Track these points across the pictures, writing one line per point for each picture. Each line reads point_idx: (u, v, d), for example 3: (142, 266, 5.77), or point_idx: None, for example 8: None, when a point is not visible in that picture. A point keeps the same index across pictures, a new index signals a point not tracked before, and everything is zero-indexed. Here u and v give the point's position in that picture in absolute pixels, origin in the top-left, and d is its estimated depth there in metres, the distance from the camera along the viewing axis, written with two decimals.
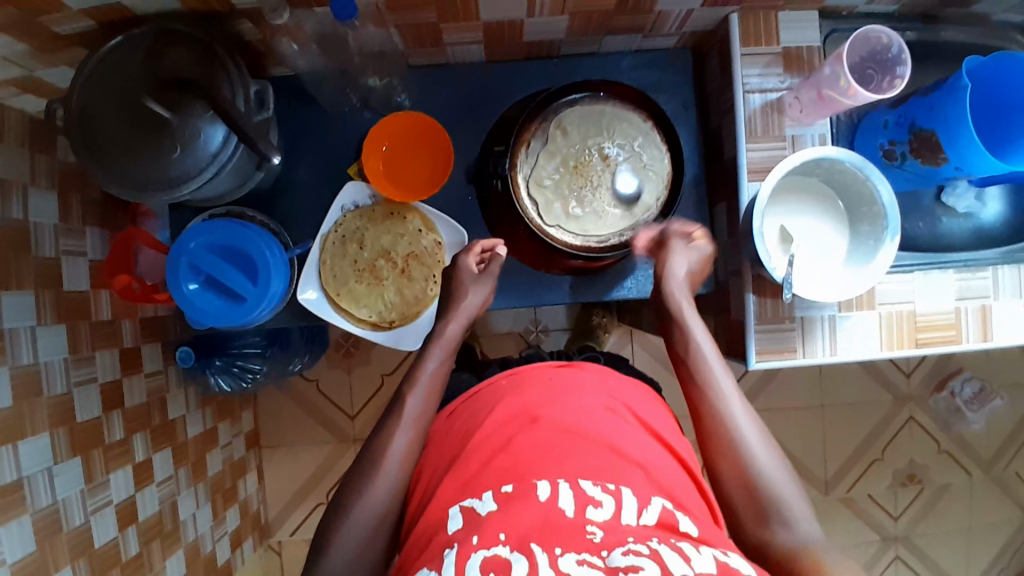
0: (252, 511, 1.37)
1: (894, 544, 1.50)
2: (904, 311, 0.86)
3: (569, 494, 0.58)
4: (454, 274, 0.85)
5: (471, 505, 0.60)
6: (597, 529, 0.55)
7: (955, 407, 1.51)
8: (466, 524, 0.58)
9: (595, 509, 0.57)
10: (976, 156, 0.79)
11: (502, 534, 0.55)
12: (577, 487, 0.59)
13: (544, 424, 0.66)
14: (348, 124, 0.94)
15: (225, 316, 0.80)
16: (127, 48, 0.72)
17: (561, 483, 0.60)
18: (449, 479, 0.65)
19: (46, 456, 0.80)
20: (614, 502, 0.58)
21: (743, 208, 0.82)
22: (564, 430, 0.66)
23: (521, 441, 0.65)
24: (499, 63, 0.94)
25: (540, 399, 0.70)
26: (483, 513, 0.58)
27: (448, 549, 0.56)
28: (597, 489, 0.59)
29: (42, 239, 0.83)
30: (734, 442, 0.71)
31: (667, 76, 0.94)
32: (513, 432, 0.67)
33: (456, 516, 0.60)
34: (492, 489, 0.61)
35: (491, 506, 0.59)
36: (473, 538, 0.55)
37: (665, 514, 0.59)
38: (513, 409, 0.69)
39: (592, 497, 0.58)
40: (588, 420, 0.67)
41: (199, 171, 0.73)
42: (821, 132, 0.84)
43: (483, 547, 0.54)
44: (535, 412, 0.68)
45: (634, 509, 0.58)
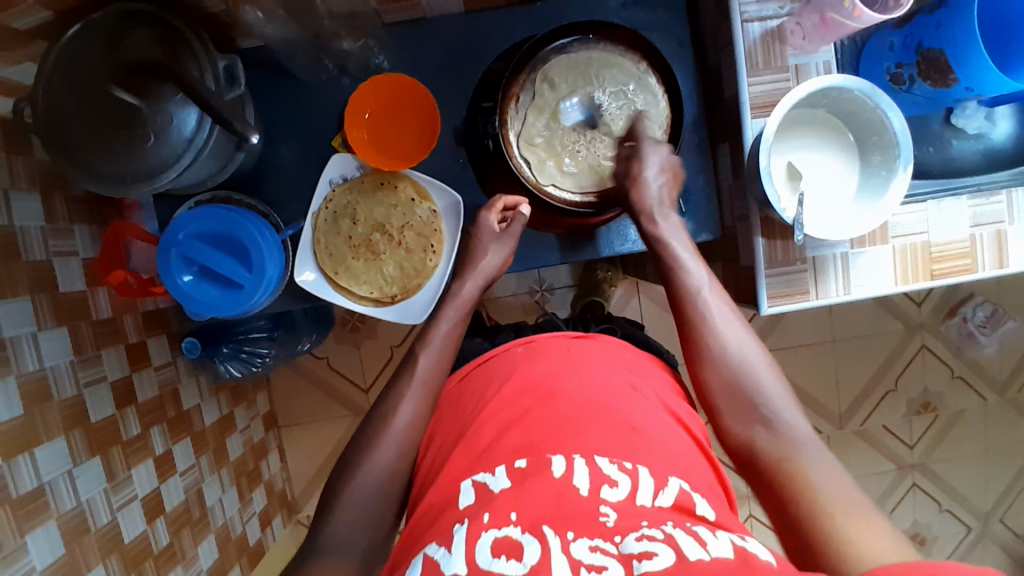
0: (278, 490, 1.39)
1: (911, 471, 1.52)
2: (918, 242, 0.83)
3: (585, 472, 0.58)
4: (474, 232, 0.85)
5: (484, 480, 0.59)
6: (610, 512, 0.54)
7: (967, 332, 1.49)
8: (477, 499, 0.58)
9: (610, 489, 0.56)
10: (987, 75, 0.75)
11: (514, 515, 0.54)
12: (592, 464, 0.59)
13: (561, 399, 0.66)
14: (328, 93, 0.89)
15: (223, 306, 0.79)
16: (85, 35, 0.68)
17: (576, 459, 0.59)
18: (461, 455, 0.64)
19: (65, 460, 0.80)
20: (630, 483, 0.57)
21: (748, 148, 0.79)
22: (582, 405, 0.65)
23: (536, 416, 0.64)
24: (480, 13, 0.88)
25: (554, 376, 0.69)
26: (495, 491, 0.58)
27: (457, 525, 0.55)
28: (614, 468, 0.58)
29: (31, 243, 0.81)
30: (737, 386, 0.69)
31: (658, 13, 0.89)
32: (527, 406, 0.66)
33: (468, 491, 0.59)
34: (505, 465, 0.60)
35: (504, 484, 0.58)
36: (484, 515, 0.55)
37: (682, 496, 0.58)
38: (526, 383, 0.69)
39: (608, 476, 0.58)
40: (604, 393, 0.66)
41: (178, 157, 0.70)
42: (825, 60, 0.80)
43: (494, 526, 0.53)
44: (552, 388, 0.67)
45: (650, 491, 0.57)
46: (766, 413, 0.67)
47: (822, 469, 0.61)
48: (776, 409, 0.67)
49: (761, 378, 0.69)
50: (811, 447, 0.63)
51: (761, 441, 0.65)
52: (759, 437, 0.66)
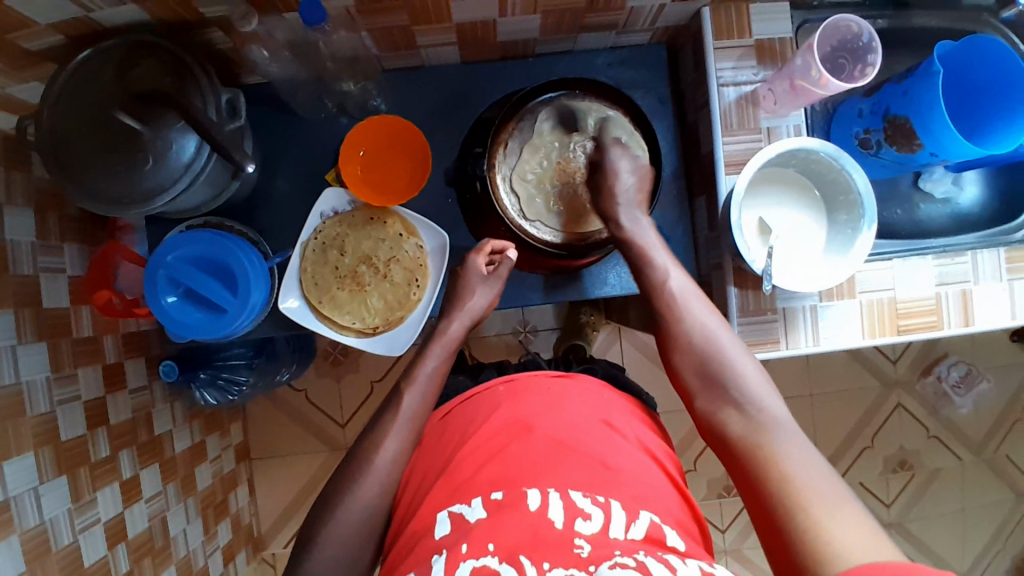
0: (244, 524, 1.36)
1: (888, 530, 1.52)
2: (885, 298, 0.87)
3: (559, 505, 0.59)
4: (462, 274, 0.86)
5: (461, 511, 0.60)
6: (584, 543, 0.56)
7: (941, 391, 1.52)
8: (455, 530, 0.59)
9: (584, 521, 0.58)
10: (951, 142, 0.80)
11: (491, 544, 0.55)
12: (567, 497, 0.60)
13: (539, 434, 0.66)
14: (325, 130, 0.93)
15: (205, 328, 0.80)
16: (96, 62, 0.71)
17: (550, 492, 0.60)
18: (439, 488, 0.64)
19: (32, 477, 0.79)
20: (602, 515, 0.59)
21: (721, 203, 0.82)
22: (558, 441, 0.66)
23: (514, 452, 0.65)
24: (474, 64, 0.94)
25: (534, 411, 0.69)
26: (472, 522, 0.59)
27: (436, 555, 0.57)
28: (587, 500, 0.60)
29: (19, 258, 0.82)
30: (709, 369, 0.73)
31: (642, 73, 0.94)
32: (506, 441, 0.66)
33: (445, 522, 0.60)
34: (481, 497, 0.61)
35: (481, 514, 0.59)
36: (462, 545, 0.56)
37: (653, 529, 0.59)
38: (507, 418, 0.69)
39: (581, 509, 0.59)
40: (579, 431, 0.67)
41: (174, 182, 0.72)
42: (796, 122, 0.84)
43: (472, 556, 0.55)
44: (530, 422, 0.68)
45: (622, 523, 0.59)
46: (736, 396, 0.70)
47: (794, 445, 0.64)
48: (747, 388, 0.70)
49: (730, 359, 0.73)
50: (783, 427, 0.67)
51: (733, 423, 0.69)
52: (730, 419, 0.70)
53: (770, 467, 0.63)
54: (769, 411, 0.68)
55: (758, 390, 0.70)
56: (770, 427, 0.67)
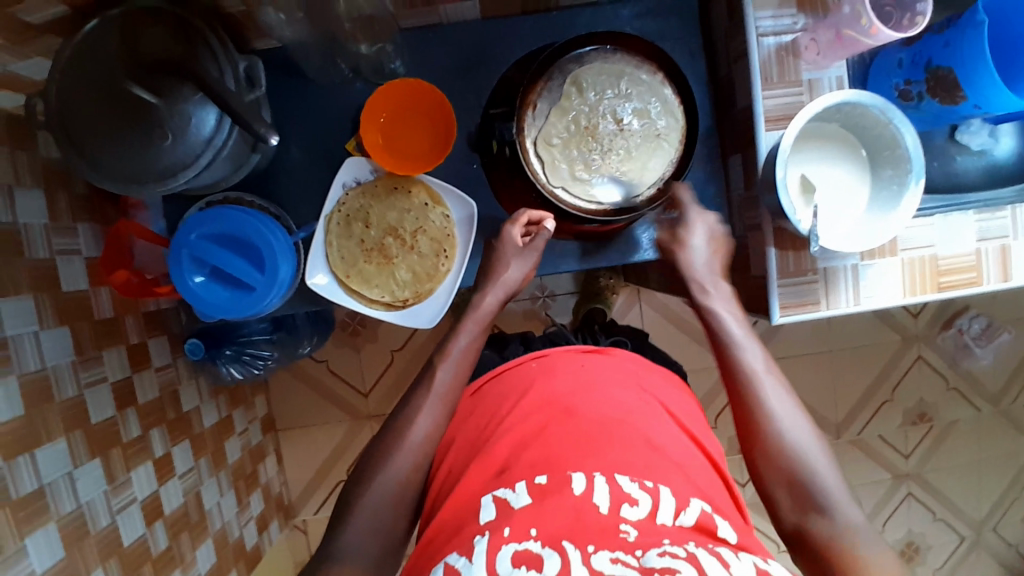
0: (275, 494, 1.37)
1: (906, 481, 1.54)
2: (926, 255, 0.84)
3: (605, 490, 0.58)
4: (498, 246, 0.84)
5: (505, 496, 0.59)
6: (631, 529, 0.55)
7: (961, 343, 1.51)
8: (498, 515, 0.58)
9: (630, 507, 0.57)
10: (996, 93, 0.77)
11: (534, 529, 0.55)
12: (613, 483, 0.59)
13: (580, 417, 0.66)
14: (340, 96, 0.89)
15: (232, 308, 0.78)
16: (101, 32, 0.67)
17: (596, 476, 0.59)
18: (477, 469, 0.64)
19: (66, 462, 0.79)
20: (650, 501, 0.58)
21: (762, 162, 0.79)
22: (601, 421, 0.65)
23: (555, 433, 0.64)
24: (494, 20, 0.89)
25: (569, 392, 0.69)
26: (515, 507, 0.58)
27: (477, 537, 0.56)
28: (634, 486, 0.59)
29: (35, 241, 0.79)
30: (801, 489, 0.67)
31: (672, 23, 0.89)
32: (546, 422, 0.66)
33: (489, 506, 0.59)
34: (525, 481, 0.60)
35: (525, 500, 0.58)
36: (505, 528, 0.56)
37: (704, 518, 0.58)
38: (542, 399, 0.69)
39: (629, 495, 0.58)
40: (623, 412, 0.67)
41: (195, 158, 0.69)
42: (838, 74, 0.80)
43: (515, 540, 0.54)
44: (569, 404, 0.67)
45: (671, 511, 0.57)
46: (827, 509, 0.65)
47: (880, 561, 0.61)
48: (838, 509, 0.65)
49: (819, 468, 0.68)
50: (868, 540, 0.63)
51: (818, 529, 0.65)
52: (818, 527, 0.65)
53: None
54: (853, 520, 0.65)
55: (840, 498, 0.66)
56: (854, 542, 0.63)
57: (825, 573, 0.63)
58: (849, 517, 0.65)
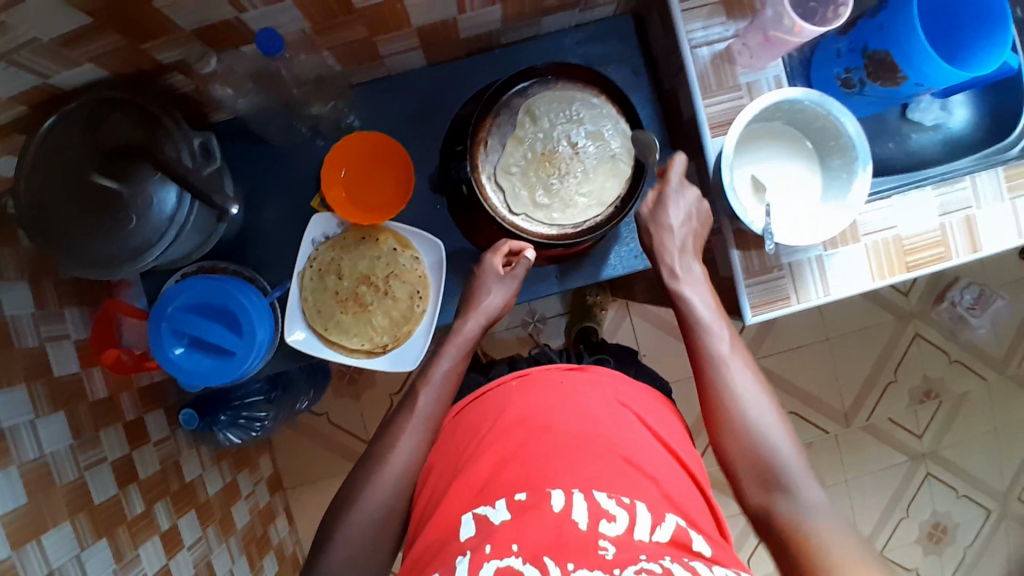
0: (290, 553, 1.37)
1: (924, 461, 1.52)
2: (889, 237, 0.85)
3: (583, 506, 0.59)
4: (478, 272, 0.84)
5: (485, 513, 0.60)
6: (609, 545, 0.55)
7: (958, 315, 1.51)
8: (478, 532, 0.58)
9: (609, 523, 0.57)
10: (933, 68, 0.78)
11: (515, 545, 0.55)
12: (591, 499, 0.59)
13: (559, 434, 0.67)
14: (303, 155, 0.92)
15: (217, 374, 0.79)
16: (62, 127, 0.70)
17: (574, 493, 0.60)
18: (460, 488, 0.64)
19: (72, 545, 0.79)
20: (627, 517, 0.58)
21: (711, 166, 0.81)
22: (580, 438, 0.66)
23: (535, 449, 0.65)
24: (441, 64, 0.92)
25: (550, 410, 0.70)
26: (496, 523, 0.58)
27: (460, 557, 0.56)
28: (611, 502, 0.59)
29: (22, 331, 0.81)
30: (757, 459, 0.68)
31: (613, 45, 0.92)
32: (526, 439, 0.67)
33: (469, 524, 0.60)
34: (505, 498, 0.61)
35: (504, 516, 0.59)
36: (486, 546, 0.56)
37: (679, 533, 0.59)
38: (523, 417, 0.69)
39: (606, 511, 0.58)
40: (601, 428, 0.68)
41: (160, 236, 0.72)
42: (775, 74, 0.83)
43: (496, 557, 0.54)
44: (550, 421, 0.68)
45: (648, 525, 0.58)
46: (786, 483, 0.66)
47: (840, 538, 0.61)
48: (795, 481, 0.66)
49: (776, 441, 0.68)
50: (828, 516, 0.63)
51: (780, 505, 0.65)
52: (782, 507, 0.65)
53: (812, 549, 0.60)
54: (813, 495, 0.65)
55: (800, 474, 0.66)
56: (814, 518, 0.63)
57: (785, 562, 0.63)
58: (810, 493, 0.65)
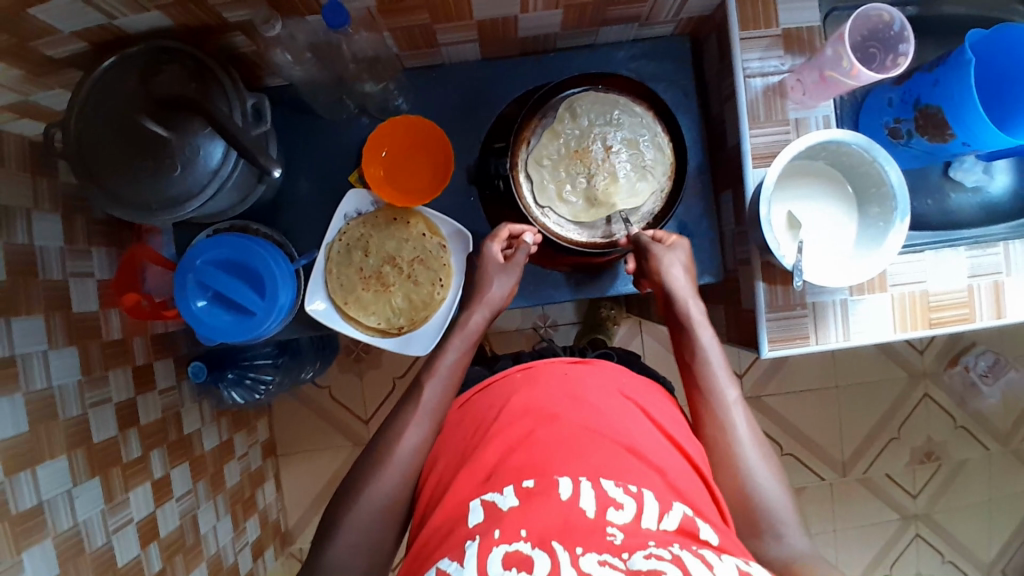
0: (272, 520, 1.37)
1: (915, 522, 1.50)
2: (917, 291, 0.85)
3: (591, 495, 0.59)
4: (480, 261, 0.84)
5: (492, 499, 0.61)
6: (617, 532, 0.56)
7: (969, 381, 1.49)
8: (487, 517, 0.59)
9: (616, 511, 0.58)
10: (983, 131, 0.78)
11: (523, 530, 0.55)
12: (599, 487, 0.60)
13: (564, 422, 0.67)
14: (346, 130, 0.93)
15: (234, 332, 0.80)
16: (120, 70, 0.71)
17: (582, 481, 0.60)
18: (466, 476, 0.65)
19: (65, 479, 0.81)
20: (635, 505, 0.59)
21: (750, 195, 0.81)
22: (584, 428, 0.67)
23: (541, 437, 0.66)
24: (494, 60, 0.93)
25: (552, 398, 0.70)
26: (504, 509, 0.59)
27: (467, 541, 0.57)
28: (619, 490, 0.60)
29: (49, 263, 0.83)
30: (749, 499, 0.69)
31: (666, 64, 0.93)
32: (531, 427, 0.67)
33: (476, 509, 0.61)
34: (512, 484, 0.61)
35: (512, 501, 0.59)
36: (495, 531, 0.56)
37: (686, 521, 0.59)
38: (528, 405, 0.70)
39: (614, 499, 0.59)
40: (605, 420, 0.68)
41: (202, 188, 0.73)
42: (825, 113, 0.83)
43: (504, 542, 0.55)
44: (554, 411, 0.69)
45: (655, 514, 0.58)
46: (775, 525, 0.68)
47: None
48: (785, 526, 0.68)
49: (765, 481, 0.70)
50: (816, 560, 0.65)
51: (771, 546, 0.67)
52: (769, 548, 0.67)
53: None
54: (799, 540, 0.67)
55: (788, 516, 0.69)
56: (807, 564, 0.65)
57: None
58: (797, 538, 0.67)
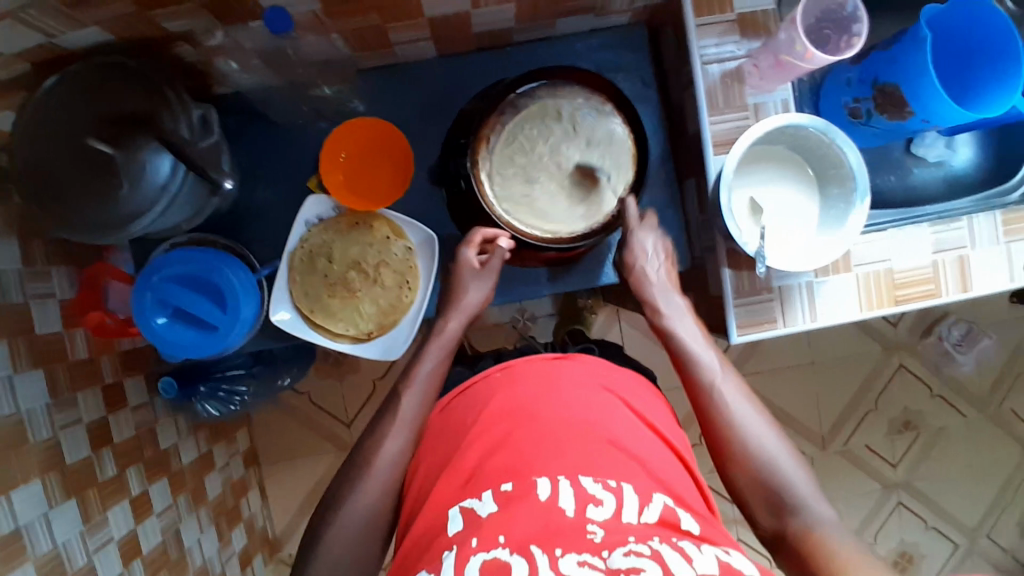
0: (259, 528, 1.37)
1: (896, 490, 1.53)
2: (881, 270, 0.85)
3: (570, 492, 0.59)
4: (454, 269, 0.85)
5: (472, 506, 0.60)
6: (597, 529, 0.56)
7: (944, 350, 1.52)
8: (466, 525, 0.59)
9: (596, 508, 0.58)
10: (940, 105, 0.78)
11: (502, 537, 0.55)
12: (578, 485, 0.60)
13: (544, 421, 0.66)
14: (302, 136, 0.91)
15: (201, 347, 0.79)
16: (61, 89, 0.69)
17: (560, 480, 0.60)
18: (444, 482, 0.65)
19: (41, 503, 0.79)
20: (614, 501, 0.59)
21: (711, 183, 0.81)
22: (565, 424, 0.66)
23: (520, 438, 0.65)
24: (450, 57, 0.91)
25: (529, 396, 0.70)
26: (484, 516, 0.58)
27: (447, 552, 0.57)
28: (598, 486, 0.60)
29: (8, 286, 0.80)
30: (761, 475, 0.70)
31: (623, 53, 0.92)
32: (509, 429, 0.66)
33: (457, 518, 0.60)
34: (492, 490, 0.61)
35: (492, 508, 0.59)
36: (473, 540, 0.56)
37: (666, 513, 0.60)
38: (507, 406, 0.69)
39: (593, 495, 0.59)
40: (584, 413, 0.68)
41: (150, 205, 0.71)
42: (783, 98, 0.82)
43: (482, 550, 0.55)
44: (534, 410, 0.68)
45: (636, 508, 0.59)
46: (792, 502, 0.68)
47: (853, 549, 0.63)
48: (798, 492, 0.68)
49: (779, 462, 0.70)
50: (836, 527, 0.66)
51: (793, 526, 0.67)
52: (792, 524, 0.67)
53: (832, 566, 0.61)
54: (821, 511, 0.67)
55: (807, 490, 0.69)
56: (824, 531, 0.65)
57: None
58: (817, 509, 0.67)
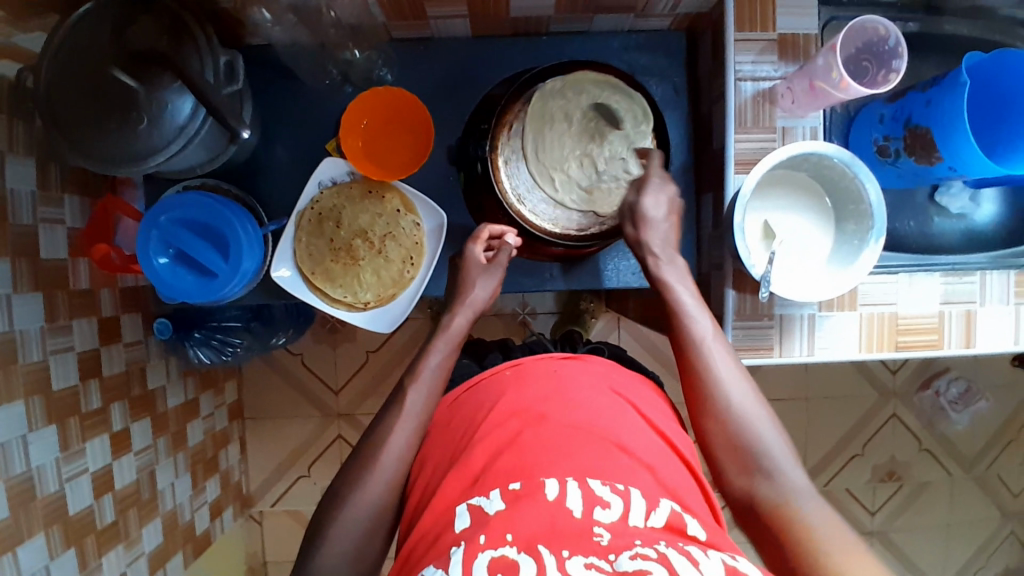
0: (234, 482, 1.38)
1: (872, 538, 1.52)
2: (886, 312, 0.84)
3: (578, 494, 0.57)
4: (463, 264, 0.84)
5: (479, 504, 0.58)
6: (604, 532, 0.54)
7: (938, 405, 1.51)
8: (473, 522, 0.57)
9: (603, 510, 0.56)
10: (971, 156, 0.77)
11: (509, 535, 0.53)
12: (586, 486, 0.58)
13: (552, 421, 0.65)
14: (328, 98, 0.91)
15: (198, 293, 0.79)
16: (94, 19, 0.69)
17: (568, 481, 0.58)
18: (453, 478, 0.63)
19: (21, 425, 0.80)
20: (622, 504, 0.57)
21: (728, 201, 0.80)
22: (573, 426, 0.65)
23: (529, 437, 0.63)
24: (485, 39, 0.91)
25: (538, 398, 0.68)
26: (490, 513, 0.57)
27: (454, 548, 0.55)
28: (606, 489, 0.58)
29: (19, 208, 0.81)
30: (738, 444, 0.67)
31: (659, 59, 0.91)
32: (519, 428, 0.65)
33: (463, 515, 0.59)
34: (499, 489, 0.59)
35: (499, 506, 0.57)
36: (480, 536, 0.54)
37: (673, 518, 0.58)
38: (516, 405, 0.68)
39: (601, 498, 0.57)
40: (594, 417, 0.66)
41: (168, 143, 0.71)
42: (813, 125, 0.81)
43: (490, 546, 0.52)
44: (542, 410, 0.67)
45: (643, 512, 0.57)
46: (765, 466, 0.65)
47: (821, 518, 0.61)
48: (773, 461, 0.65)
49: (759, 430, 0.67)
50: (805, 494, 0.63)
51: (763, 491, 0.64)
52: (761, 490, 0.64)
53: (800, 540, 0.59)
54: (794, 478, 0.64)
55: (782, 457, 0.66)
56: (794, 498, 0.63)
57: (774, 545, 0.61)
58: (791, 476, 0.64)
